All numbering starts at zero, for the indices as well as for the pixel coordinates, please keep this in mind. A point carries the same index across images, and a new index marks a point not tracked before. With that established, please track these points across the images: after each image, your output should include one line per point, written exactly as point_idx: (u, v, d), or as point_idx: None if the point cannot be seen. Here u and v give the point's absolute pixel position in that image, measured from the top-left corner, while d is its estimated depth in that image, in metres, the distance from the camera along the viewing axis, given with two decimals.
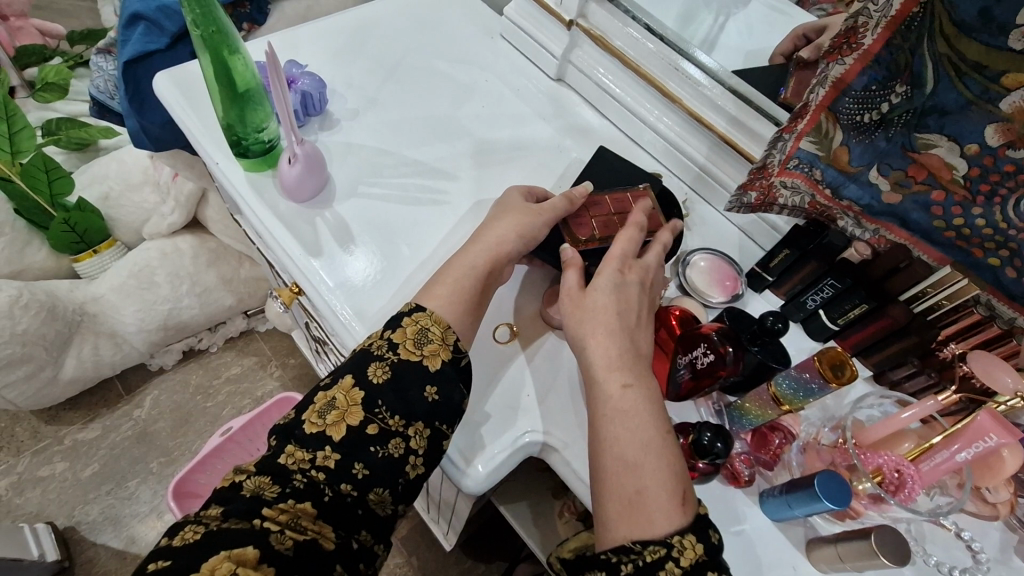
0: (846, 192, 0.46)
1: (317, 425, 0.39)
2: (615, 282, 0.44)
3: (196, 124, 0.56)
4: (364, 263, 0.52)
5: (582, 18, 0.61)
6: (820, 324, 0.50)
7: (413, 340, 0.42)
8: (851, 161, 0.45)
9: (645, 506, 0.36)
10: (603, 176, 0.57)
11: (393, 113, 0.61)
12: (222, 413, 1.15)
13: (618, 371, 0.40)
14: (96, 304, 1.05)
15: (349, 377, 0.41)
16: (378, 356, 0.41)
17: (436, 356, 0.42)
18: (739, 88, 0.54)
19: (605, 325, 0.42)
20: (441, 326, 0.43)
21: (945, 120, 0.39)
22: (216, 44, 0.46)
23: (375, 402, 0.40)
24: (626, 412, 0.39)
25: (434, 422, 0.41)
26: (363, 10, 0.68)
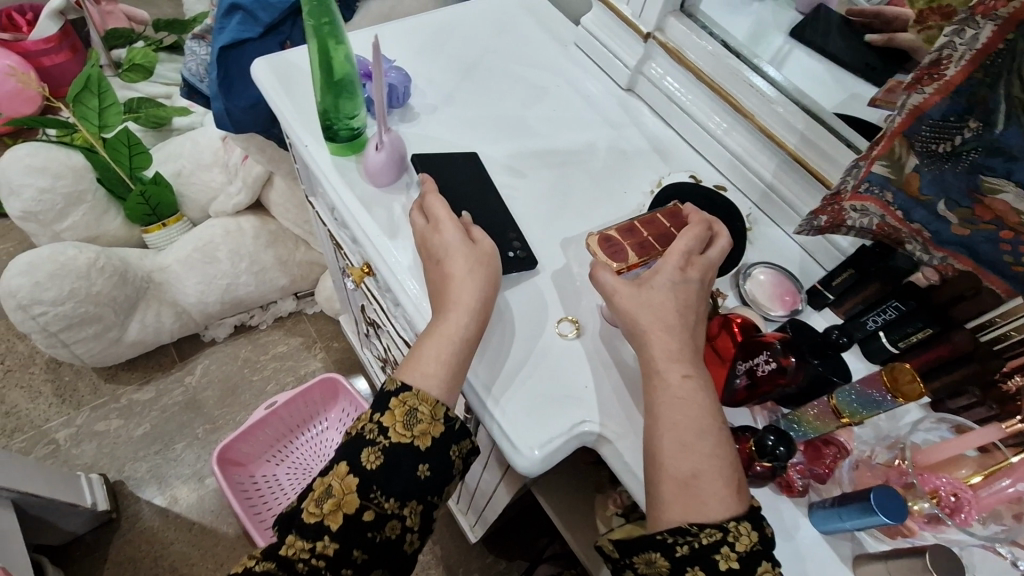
0: (914, 216, 0.46)
1: (315, 514, 0.44)
2: (674, 279, 0.45)
3: (290, 109, 0.60)
4: None
5: (659, 31, 0.63)
6: (879, 346, 0.50)
7: (403, 423, 0.46)
8: (920, 189, 0.44)
9: (698, 490, 0.38)
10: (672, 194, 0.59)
11: (469, 110, 0.64)
12: (266, 387, 1.20)
13: (677, 363, 0.42)
14: (162, 273, 1.11)
15: (343, 464, 0.45)
16: (371, 441, 0.46)
17: (426, 435, 0.46)
18: (815, 109, 0.55)
19: (661, 313, 0.44)
20: (429, 405, 0.46)
21: (1013, 164, 0.39)
22: (324, 34, 0.50)
23: (370, 487, 0.45)
24: (683, 400, 0.41)
25: (423, 498, 0.46)
26: (445, 12, 0.72)
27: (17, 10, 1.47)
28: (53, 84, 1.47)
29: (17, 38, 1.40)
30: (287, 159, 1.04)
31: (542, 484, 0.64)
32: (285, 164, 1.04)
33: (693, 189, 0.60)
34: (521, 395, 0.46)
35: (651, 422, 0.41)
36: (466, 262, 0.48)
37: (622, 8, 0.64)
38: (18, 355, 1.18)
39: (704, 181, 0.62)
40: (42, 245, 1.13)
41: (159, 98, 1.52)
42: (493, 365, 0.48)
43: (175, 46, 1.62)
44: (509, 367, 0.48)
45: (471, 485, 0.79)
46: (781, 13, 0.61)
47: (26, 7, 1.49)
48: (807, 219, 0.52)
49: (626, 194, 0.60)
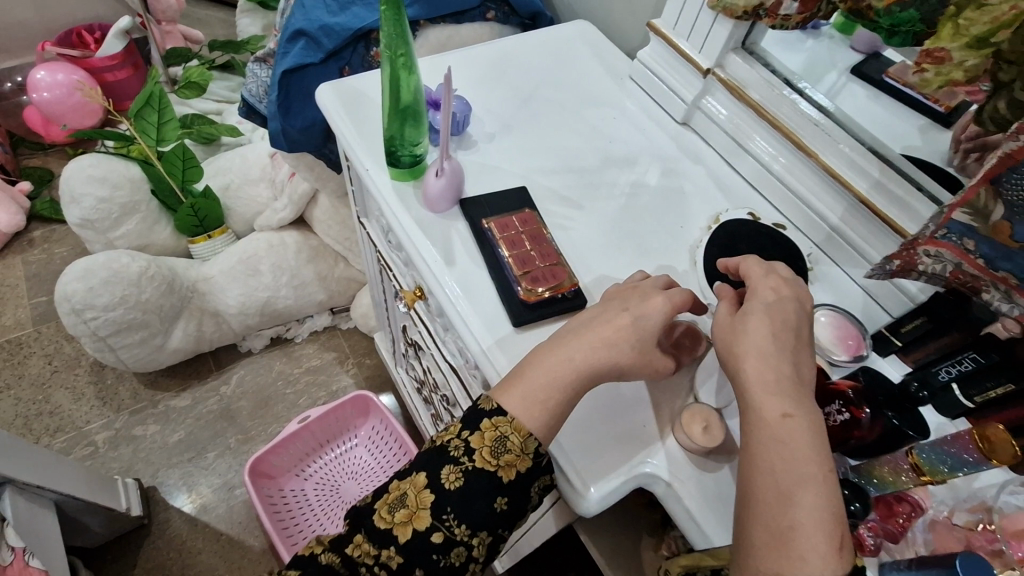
0: (1000, 264, 0.43)
1: (386, 520, 0.44)
2: (769, 300, 0.43)
3: (355, 133, 0.61)
4: (480, 272, 0.54)
5: (719, 68, 0.63)
6: (953, 400, 0.47)
7: (490, 449, 0.43)
8: (1012, 236, 0.42)
9: (795, 541, 0.34)
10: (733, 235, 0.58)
11: (525, 139, 0.65)
12: (299, 400, 1.21)
13: (775, 398, 0.38)
14: (207, 283, 1.14)
15: (423, 475, 0.44)
16: (453, 460, 0.44)
17: (511, 467, 0.43)
18: (881, 150, 0.54)
19: (784, 347, 0.41)
20: (521, 435, 0.43)
21: None
22: (398, 64, 0.52)
23: (444, 508, 0.43)
24: (782, 442, 0.37)
25: (493, 530, 0.44)
26: (503, 43, 0.74)
27: (86, 29, 1.55)
28: (114, 98, 1.54)
29: (85, 55, 1.47)
30: (335, 178, 1.06)
31: (587, 522, 0.62)
32: (332, 183, 1.06)
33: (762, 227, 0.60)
34: (582, 429, 0.46)
35: (761, 470, 0.37)
36: (629, 326, 0.44)
37: (682, 44, 0.65)
38: (66, 356, 1.21)
39: (764, 220, 0.61)
40: (97, 251, 1.17)
41: (211, 114, 1.57)
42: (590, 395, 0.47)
43: (227, 65, 1.69)
44: (606, 399, 0.47)
45: None
46: (836, 50, 0.58)
47: (95, 26, 1.57)
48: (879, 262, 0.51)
49: (684, 228, 0.59)
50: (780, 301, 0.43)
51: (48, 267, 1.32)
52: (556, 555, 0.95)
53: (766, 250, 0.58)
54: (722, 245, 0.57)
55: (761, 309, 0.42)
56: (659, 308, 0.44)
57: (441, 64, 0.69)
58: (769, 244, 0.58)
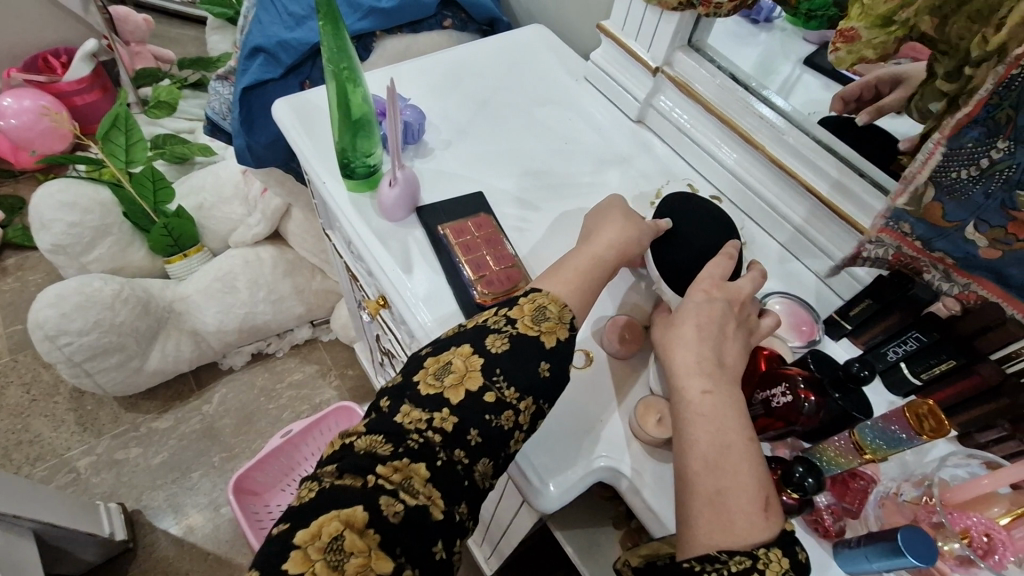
0: (937, 245, 0.44)
1: (434, 387, 0.42)
2: (697, 302, 0.45)
3: (310, 147, 0.62)
4: (434, 275, 0.55)
5: (668, 66, 0.64)
6: (901, 377, 0.50)
7: (531, 317, 0.44)
8: (945, 216, 0.43)
9: (725, 505, 0.37)
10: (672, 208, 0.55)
11: (482, 144, 0.65)
12: (283, 415, 1.21)
13: (696, 378, 0.41)
14: (183, 303, 1.13)
15: (467, 345, 0.43)
16: (497, 329, 0.44)
17: (552, 333, 0.44)
18: (825, 139, 0.55)
19: (707, 339, 0.43)
20: (558, 305, 0.45)
21: None
22: (343, 78, 0.53)
23: (493, 369, 0.42)
24: (703, 416, 0.40)
25: (539, 399, 0.43)
26: (458, 50, 0.75)
27: (52, 53, 1.54)
28: (84, 122, 1.53)
29: (51, 79, 1.47)
30: (306, 191, 1.06)
31: (562, 517, 0.63)
32: (304, 197, 1.06)
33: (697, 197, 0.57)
34: (537, 430, 0.46)
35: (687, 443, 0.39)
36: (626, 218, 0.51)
37: (631, 44, 0.66)
38: (43, 384, 1.20)
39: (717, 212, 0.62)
40: (70, 276, 1.17)
41: (183, 132, 1.57)
42: None
43: (198, 83, 1.69)
44: None
45: (486, 517, 0.78)
46: (790, 41, 0.57)
47: (61, 50, 1.56)
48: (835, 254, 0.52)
49: None
50: (709, 303, 0.45)
51: (22, 295, 1.31)
52: (544, 553, 0.96)
53: (711, 220, 0.55)
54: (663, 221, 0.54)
55: (692, 311, 0.44)
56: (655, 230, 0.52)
57: (388, 74, 0.69)
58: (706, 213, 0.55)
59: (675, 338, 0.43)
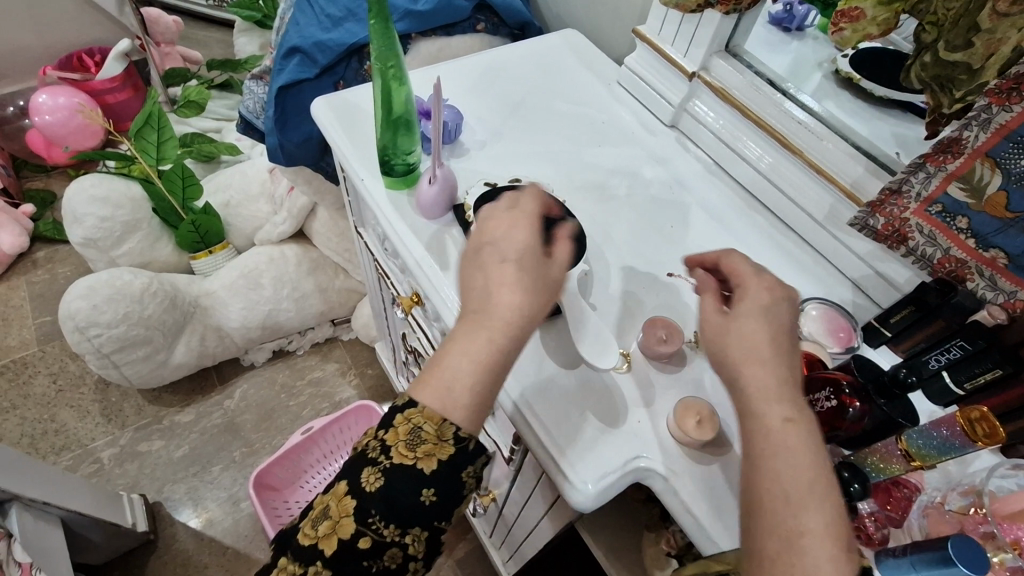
0: (996, 240, 0.45)
1: (310, 537, 0.41)
2: (763, 302, 0.42)
3: (349, 146, 0.62)
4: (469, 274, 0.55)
5: (705, 71, 0.64)
6: (942, 387, 0.49)
7: (406, 443, 0.41)
8: (1008, 207, 0.44)
9: (806, 549, 0.32)
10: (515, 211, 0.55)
11: (518, 145, 0.66)
12: (302, 412, 1.22)
13: (777, 403, 0.37)
14: (209, 298, 1.15)
15: (344, 484, 0.42)
16: (372, 461, 0.42)
17: (431, 457, 0.41)
18: (863, 146, 0.55)
19: (779, 353, 0.40)
20: (434, 422, 0.41)
21: None
22: (388, 75, 0.53)
23: (368, 512, 0.40)
24: (783, 446, 0.36)
25: (426, 525, 0.42)
26: (493, 53, 0.76)
27: (87, 52, 1.58)
28: (115, 120, 1.57)
29: (85, 78, 1.50)
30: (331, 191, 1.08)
31: (588, 519, 0.63)
32: (330, 196, 1.07)
33: (499, 189, 0.57)
34: (577, 440, 0.46)
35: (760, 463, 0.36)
36: (531, 276, 0.43)
37: (666, 49, 0.66)
38: (70, 375, 1.22)
39: (749, 218, 0.62)
40: (99, 269, 1.19)
41: (210, 132, 1.60)
42: (555, 409, 0.47)
43: (225, 84, 1.72)
44: (573, 411, 0.47)
45: (507, 518, 0.78)
46: (820, 50, 0.60)
47: (95, 50, 1.60)
48: (863, 214, 0.52)
49: (673, 230, 0.61)
50: (775, 306, 0.42)
51: (51, 288, 1.34)
52: (563, 557, 0.95)
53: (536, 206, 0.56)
54: None
55: (758, 313, 0.41)
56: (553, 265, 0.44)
57: (432, 74, 0.71)
58: None
59: (746, 354, 0.40)
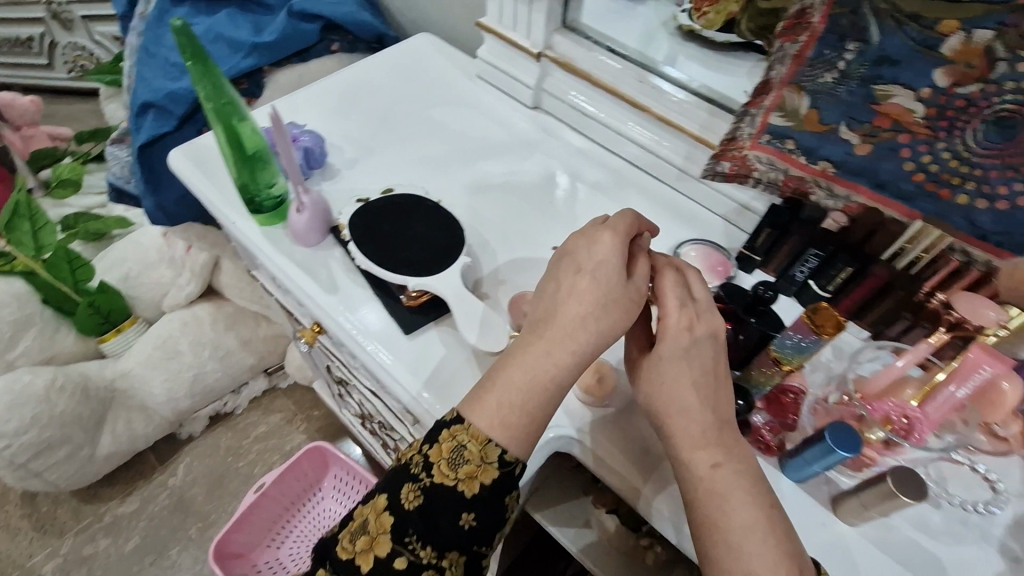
0: (821, 153, 0.48)
1: (348, 552, 0.41)
2: (683, 344, 0.42)
3: (214, 191, 0.61)
4: (359, 289, 0.54)
5: (549, 49, 0.67)
6: (812, 294, 0.54)
7: (449, 461, 0.41)
8: (821, 121, 0.46)
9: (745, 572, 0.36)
10: (389, 219, 0.55)
11: (389, 157, 0.66)
12: (254, 471, 1.18)
13: (704, 451, 0.39)
14: (127, 378, 1.08)
15: (383, 498, 0.42)
16: (413, 477, 0.41)
17: (473, 479, 0.41)
18: (702, 91, 0.59)
19: (706, 398, 0.41)
20: (479, 442, 0.41)
21: (898, 69, 0.41)
22: (226, 114, 0.52)
23: (405, 530, 0.40)
24: (720, 495, 0.38)
25: (466, 549, 0.41)
26: (349, 71, 0.75)
27: None
28: None
29: None
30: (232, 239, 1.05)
31: (537, 500, 0.64)
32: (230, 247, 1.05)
33: (373, 203, 0.56)
34: None
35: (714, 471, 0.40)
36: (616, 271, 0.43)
37: (510, 35, 0.68)
38: None
39: (621, 178, 0.65)
40: None
41: (96, 207, 1.51)
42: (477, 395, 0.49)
43: (103, 154, 1.63)
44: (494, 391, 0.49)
45: None
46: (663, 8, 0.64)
47: None
48: (710, 166, 0.56)
49: (552, 205, 0.63)
50: (694, 347, 0.42)
51: None
52: (541, 544, 0.97)
53: (405, 211, 0.56)
54: (394, 232, 0.54)
55: (678, 359, 0.41)
56: (614, 246, 0.44)
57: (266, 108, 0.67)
58: (401, 209, 0.56)
59: (674, 403, 0.41)
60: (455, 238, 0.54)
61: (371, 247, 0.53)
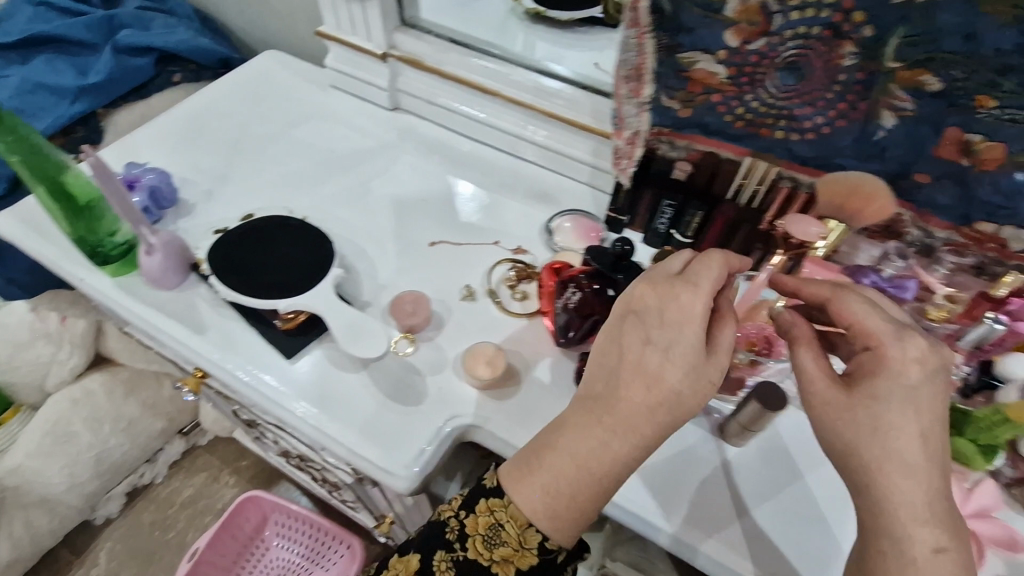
0: (651, 121, 0.51)
1: None
2: (909, 387, 0.35)
3: (53, 250, 0.56)
4: (231, 322, 0.52)
5: (394, 49, 0.66)
6: (678, 243, 0.56)
7: (484, 536, 0.39)
8: (642, 92, 0.49)
9: None
10: (250, 247, 0.53)
11: (248, 182, 0.63)
12: (186, 538, 1.10)
13: (925, 527, 0.33)
14: (16, 474, 0.96)
15: (415, 558, 0.40)
16: (449, 545, 0.39)
17: (507, 562, 0.38)
18: (545, 69, 0.60)
19: (931, 457, 0.34)
20: (518, 524, 0.37)
21: (694, 37, 0.44)
22: (41, 168, 0.48)
23: None
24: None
25: None
26: (195, 99, 0.71)
27: None
28: None
29: None
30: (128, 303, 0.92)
31: None
32: None
33: (232, 231, 0.54)
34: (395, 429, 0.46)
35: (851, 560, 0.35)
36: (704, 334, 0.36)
37: (352, 39, 0.67)
38: None
39: (489, 164, 0.66)
40: None
41: None
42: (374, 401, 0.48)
43: None
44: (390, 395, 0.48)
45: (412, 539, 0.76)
46: None
47: None
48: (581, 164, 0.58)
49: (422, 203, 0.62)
50: (922, 389, 0.35)
51: None
52: None
53: (267, 235, 0.53)
54: (258, 257, 0.52)
55: (903, 408, 0.35)
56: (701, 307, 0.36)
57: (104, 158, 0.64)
58: (263, 234, 0.54)
59: (885, 457, 0.34)
60: (323, 252, 0.52)
61: (235, 279, 0.51)
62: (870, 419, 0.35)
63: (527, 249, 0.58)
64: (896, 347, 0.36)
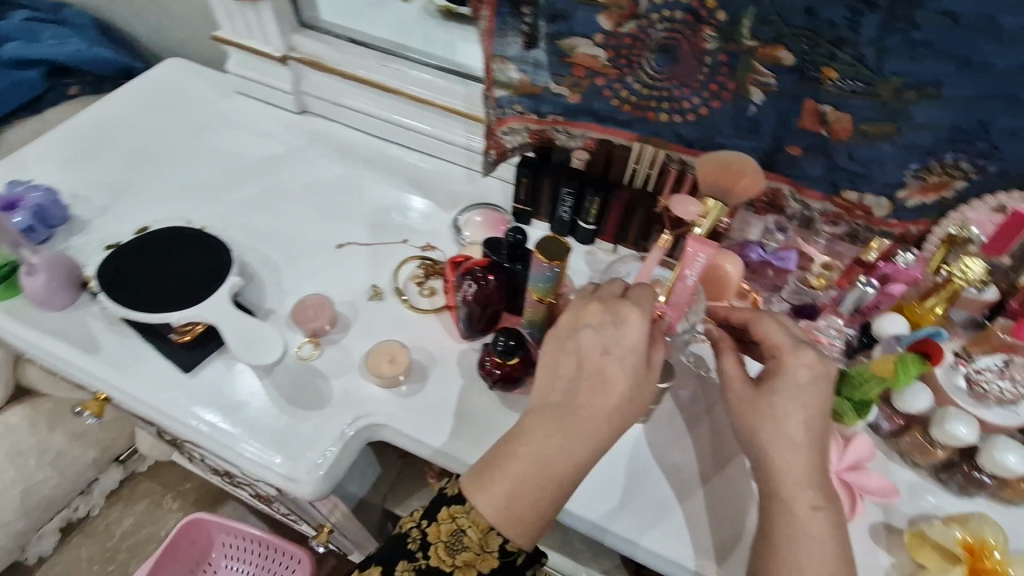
0: (545, 109, 0.52)
1: None
2: (800, 381, 0.37)
3: None
4: (127, 339, 0.50)
5: (294, 51, 0.65)
6: (583, 230, 0.57)
7: (447, 545, 0.36)
8: (532, 83, 0.50)
9: None
10: (145, 260, 0.51)
11: (148, 195, 0.61)
12: (129, 568, 1.06)
13: (806, 490, 0.35)
14: None
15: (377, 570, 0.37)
16: (411, 555, 0.37)
17: (470, 567, 0.36)
18: (445, 65, 0.60)
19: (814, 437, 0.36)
20: (480, 530, 0.36)
21: (571, 23, 0.45)
22: None
23: None
24: (808, 539, 0.34)
25: None
26: (91, 111, 0.69)
27: None
28: None
29: None
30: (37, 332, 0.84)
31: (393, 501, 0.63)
32: None
33: (124, 246, 0.52)
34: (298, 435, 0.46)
35: (755, 563, 0.36)
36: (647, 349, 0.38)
37: (250, 43, 0.66)
38: None
39: (396, 162, 0.65)
40: None
41: None
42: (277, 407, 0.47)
43: None
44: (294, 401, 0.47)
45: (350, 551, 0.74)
46: None
47: None
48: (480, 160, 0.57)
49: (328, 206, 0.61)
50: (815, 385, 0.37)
51: None
52: None
53: (162, 247, 0.52)
54: (153, 267, 0.51)
55: (792, 396, 0.37)
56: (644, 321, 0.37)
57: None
58: (158, 246, 0.52)
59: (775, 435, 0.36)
60: (221, 261, 0.51)
61: (128, 296, 0.49)
62: (775, 431, 0.36)
63: (434, 246, 0.58)
64: (793, 356, 0.38)
